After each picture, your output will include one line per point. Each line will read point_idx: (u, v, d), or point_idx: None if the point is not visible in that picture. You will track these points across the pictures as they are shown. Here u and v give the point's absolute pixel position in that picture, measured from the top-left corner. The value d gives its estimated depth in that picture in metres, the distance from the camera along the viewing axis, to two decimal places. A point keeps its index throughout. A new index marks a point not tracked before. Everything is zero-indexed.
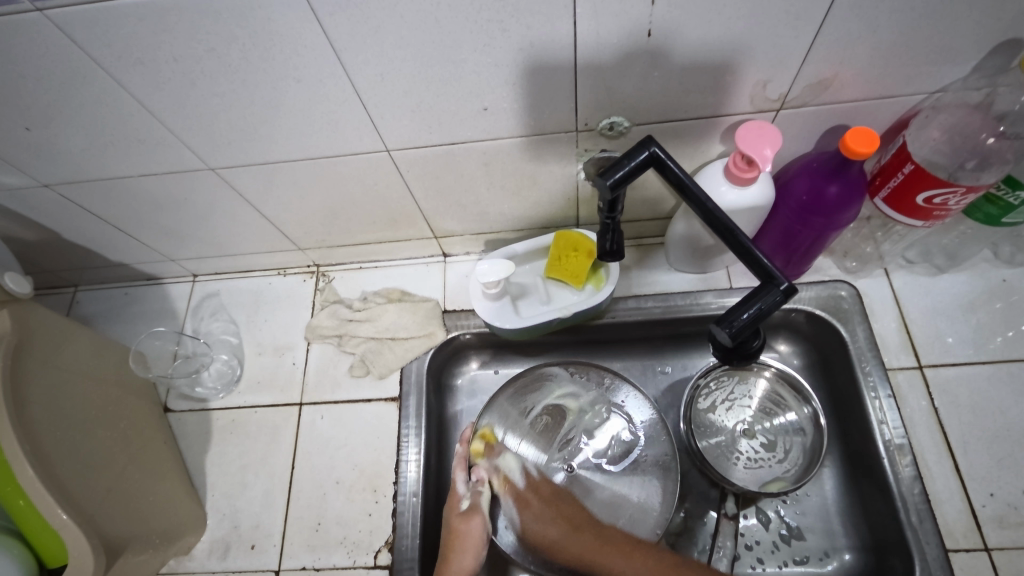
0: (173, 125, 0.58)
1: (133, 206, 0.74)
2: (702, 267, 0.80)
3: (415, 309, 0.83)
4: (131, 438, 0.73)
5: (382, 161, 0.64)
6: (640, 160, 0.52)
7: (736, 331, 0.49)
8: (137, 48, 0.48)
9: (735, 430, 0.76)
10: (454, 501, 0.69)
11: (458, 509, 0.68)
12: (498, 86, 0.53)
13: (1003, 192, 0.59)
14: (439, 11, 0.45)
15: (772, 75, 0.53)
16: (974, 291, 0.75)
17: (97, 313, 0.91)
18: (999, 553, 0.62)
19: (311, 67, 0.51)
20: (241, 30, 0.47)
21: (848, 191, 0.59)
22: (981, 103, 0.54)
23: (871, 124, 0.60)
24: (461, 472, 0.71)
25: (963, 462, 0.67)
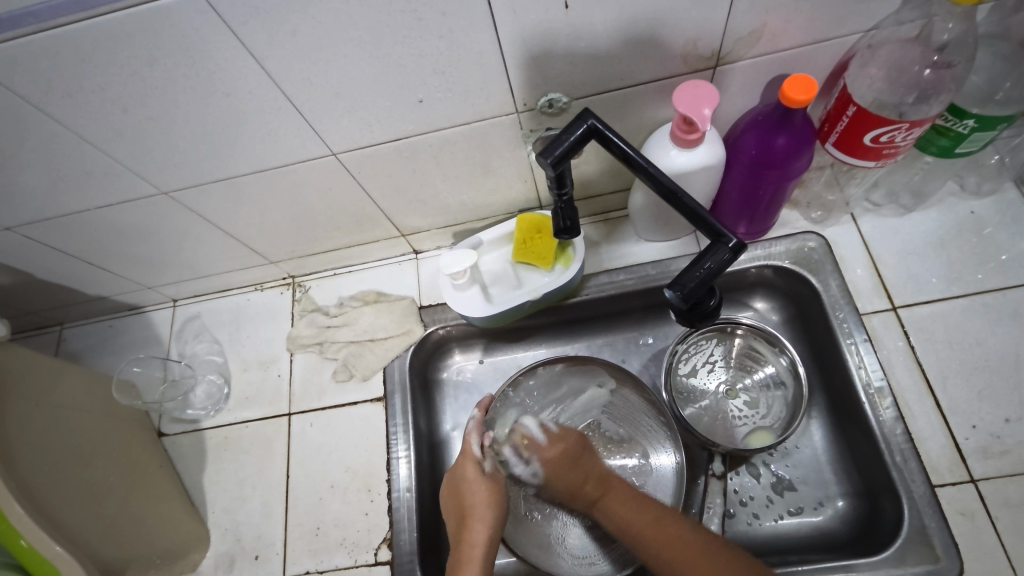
0: (116, 154, 0.59)
1: (98, 238, 0.75)
2: (670, 234, 0.80)
3: (392, 308, 0.83)
4: (128, 463, 0.74)
5: (331, 166, 0.65)
6: (579, 134, 0.51)
7: (688, 292, 0.50)
8: (62, 80, 0.49)
9: (718, 391, 0.77)
10: (468, 458, 0.70)
11: (473, 459, 0.70)
12: (428, 76, 0.53)
13: (951, 122, 0.58)
14: (351, 9, 0.45)
15: (699, 32, 0.52)
16: (944, 226, 0.74)
17: (84, 348, 0.92)
18: (985, 484, 0.63)
19: (238, 80, 0.51)
20: (158, 50, 0.47)
21: (796, 140, 0.58)
22: (919, 35, 0.52)
23: (811, 70, 0.59)
24: (475, 435, 0.71)
25: (943, 398, 0.67)
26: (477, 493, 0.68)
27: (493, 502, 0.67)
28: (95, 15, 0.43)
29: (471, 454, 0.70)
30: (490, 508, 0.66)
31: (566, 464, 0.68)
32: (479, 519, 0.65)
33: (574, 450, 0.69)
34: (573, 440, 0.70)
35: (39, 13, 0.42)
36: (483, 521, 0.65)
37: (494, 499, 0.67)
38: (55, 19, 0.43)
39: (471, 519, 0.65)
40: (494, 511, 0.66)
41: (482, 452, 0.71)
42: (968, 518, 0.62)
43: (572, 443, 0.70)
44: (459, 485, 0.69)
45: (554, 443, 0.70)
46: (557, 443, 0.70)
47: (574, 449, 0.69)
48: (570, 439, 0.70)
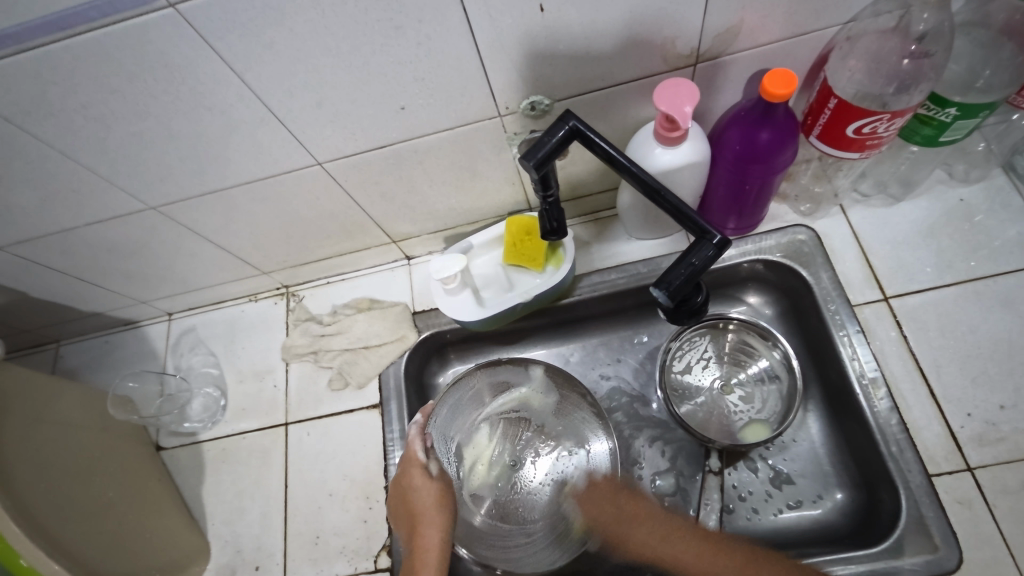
0: (102, 170, 0.59)
1: (90, 255, 0.75)
2: (660, 232, 0.80)
3: (385, 314, 0.83)
4: (126, 479, 0.74)
5: (318, 175, 0.65)
6: (561, 136, 0.52)
7: (674, 290, 0.50)
8: (45, 101, 0.49)
9: (713, 387, 0.77)
10: (413, 461, 0.65)
11: (418, 465, 0.65)
12: (409, 84, 0.53)
13: (934, 111, 0.58)
14: (328, 20, 0.45)
15: (677, 30, 0.52)
16: (933, 215, 0.74)
17: (81, 365, 0.93)
18: (981, 471, 0.62)
19: (219, 94, 0.51)
20: (139, 67, 0.47)
21: (779, 134, 0.58)
22: (897, 25, 0.52)
23: (792, 63, 0.59)
24: (416, 437, 0.67)
25: (937, 386, 0.67)
26: (425, 498, 0.63)
27: (444, 503, 0.62)
28: (73, 34, 0.43)
29: (415, 458, 0.65)
30: (441, 512, 0.61)
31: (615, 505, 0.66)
32: (430, 524, 0.60)
33: (614, 493, 0.68)
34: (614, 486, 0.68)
35: (17, 35, 0.43)
36: (434, 526, 0.59)
37: (445, 505, 0.62)
38: (33, 40, 0.43)
39: (423, 523, 0.60)
40: (444, 512, 0.61)
41: (427, 455, 0.66)
42: (966, 506, 0.61)
43: (616, 493, 0.67)
44: (406, 492, 0.64)
45: (595, 487, 0.69)
46: (601, 496, 0.68)
47: (613, 491, 0.68)
48: (612, 484, 0.68)
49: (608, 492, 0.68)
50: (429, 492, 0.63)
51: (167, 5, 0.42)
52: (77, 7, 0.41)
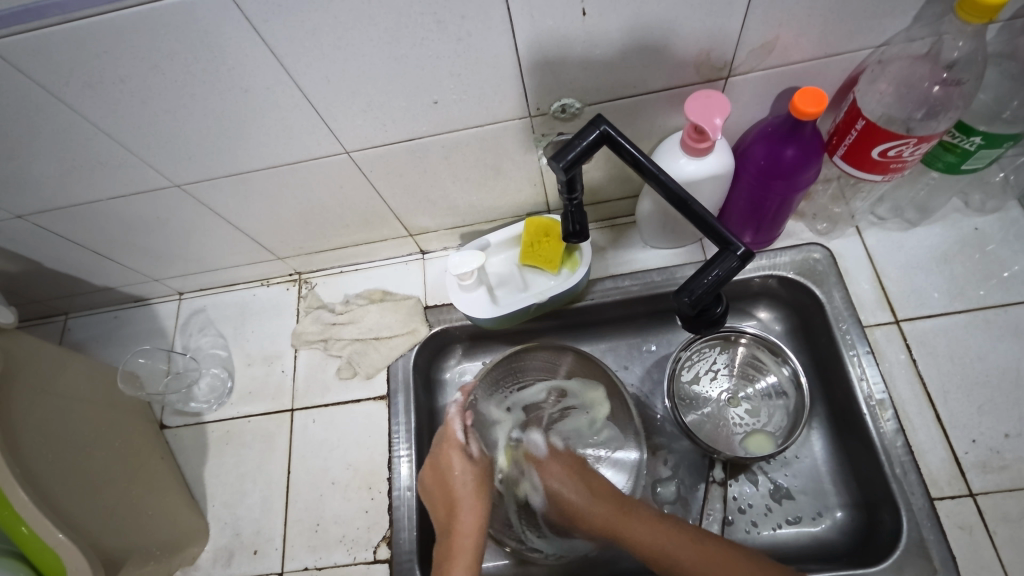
0: (131, 145, 0.59)
1: (108, 229, 0.75)
2: (676, 242, 0.80)
3: (397, 307, 0.83)
4: (131, 455, 0.74)
5: (343, 164, 0.65)
6: (592, 140, 0.52)
7: (696, 299, 0.50)
8: (85, 73, 0.50)
9: (720, 399, 0.77)
10: (449, 444, 0.69)
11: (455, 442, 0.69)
12: (444, 78, 0.54)
13: (958, 138, 0.59)
14: (373, 10, 0.46)
15: (713, 42, 0.53)
16: (947, 242, 0.75)
17: (89, 338, 0.93)
18: (984, 498, 0.63)
19: (257, 76, 0.52)
20: (181, 44, 0.47)
21: (805, 152, 0.59)
22: (929, 52, 0.53)
23: (821, 83, 0.60)
24: (457, 420, 0.71)
25: (944, 411, 0.67)
26: (463, 482, 0.67)
27: (481, 492, 0.66)
28: (120, 7, 0.44)
29: (454, 441, 0.69)
30: (480, 497, 0.65)
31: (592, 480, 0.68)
32: (468, 510, 0.64)
33: (581, 467, 0.70)
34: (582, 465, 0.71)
35: (65, 5, 0.43)
36: (472, 511, 0.64)
37: (480, 489, 0.66)
38: (81, 11, 0.44)
39: (460, 507, 0.65)
40: (482, 497, 0.66)
41: (465, 437, 0.70)
42: (966, 531, 0.62)
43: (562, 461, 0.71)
44: (443, 474, 0.68)
45: (555, 456, 0.72)
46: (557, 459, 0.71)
47: (577, 467, 0.70)
48: (568, 460, 0.71)
49: (568, 473, 0.69)
50: (464, 479, 0.67)
51: None
52: None
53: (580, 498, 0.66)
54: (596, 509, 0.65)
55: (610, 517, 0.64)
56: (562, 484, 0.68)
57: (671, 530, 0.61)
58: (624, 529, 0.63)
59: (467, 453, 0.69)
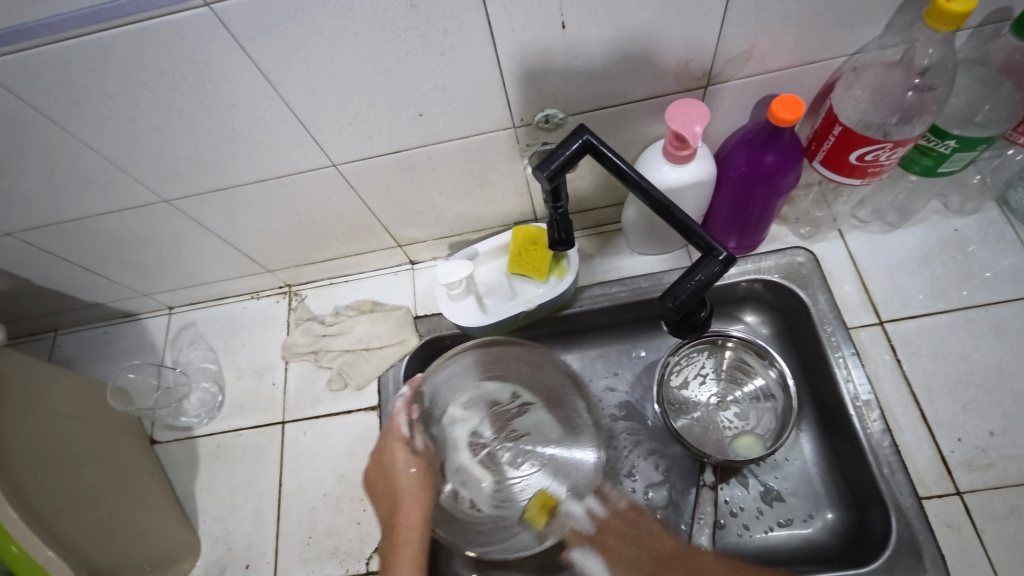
0: (119, 162, 0.60)
1: (97, 244, 0.75)
2: (662, 248, 0.81)
3: (387, 317, 0.84)
4: (121, 472, 0.74)
5: (331, 176, 0.66)
6: (574, 149, 0.53)
7: (680, 303, 0.51)
8: (72, 91, 0.50)
9: (710, 403, 0.77)
10: (393, 436, 0.69)
11: (400, 437, 0.69)
12: (429, 92, 0.55)
13: (934, 142, 0.60)
14: (356, 26, 0.47)
15: (692, 53, 0.54)
16: (929, 243, 0.76)
17: (79, 354, 0.92)
18: (970, 496, 0.64)
19: (244, 92, 0.52)
20: (167, 62, 0.48)
21: (785, 157, 0.60)
22: (902, 59, 0.55)
23: (798, 91, 0.61)
24: (402, 414, 0.69)
25: (929, 411, 0.68)
26: (404, 477, 0.68)
27: (424, 489, 0.67)
28: (107, 27, 0.44)
29: (398, 435, 0.69)
30: (424, 491, 0.67)
31: (631, 544, 0.67)
32: (411, 505, 0.66)
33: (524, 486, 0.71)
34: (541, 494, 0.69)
35: (52, 25, 0.44)
36: (416, 505, 0.66)
37: (426, 481, 0.68)
38: (67, 30, 0.44)
39: (404, 500, 0.67)
40: (425, 491, 0.67)
41: (410, 430, 0.69)
42: (955, 530, 0.63)
43: (622, 522, 0.69)
44: (387, 469, 0.69)
45: (614, 514, 0.69)
46: (621, 518, 0.69)
47: (626, 527, 0.69)
48: (622, 504, 0.71)
49: (621, 535, 0.68)
50: (406, 475, 0.67)
51: (202, 4, 0.43)
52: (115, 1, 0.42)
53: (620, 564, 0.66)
54: (642, 563, 0.65)
55: (664, 555, 0.66)
56: (618, 562, 0.66)
57: (719, 565, 0.64)
58: (685, 575, 0.63)
59: (412, 448, 0.69)
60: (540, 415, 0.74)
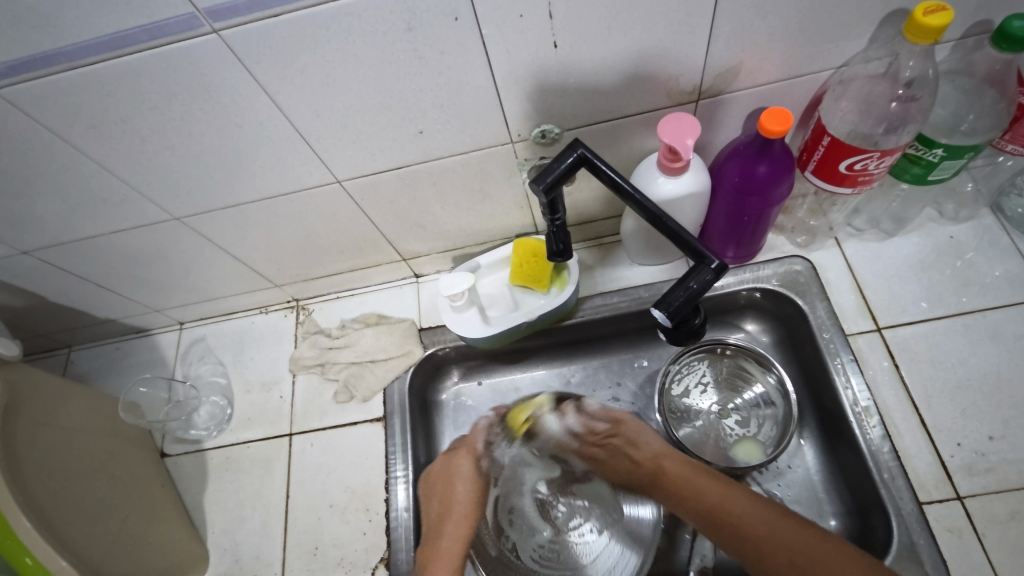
0: (134, 181, 0.62)
1: (111, 262, 0.78)
2: (661, 258, 0.82)
3: (392, 330, 0.85)
4: (131, 484, 0.75)
5: (336, 193, 0.68)
6: (569, 163, 0.55)
7: (674, 311, 0.53)
8: (91, 115, 0.53)
9: (711, 411, 0.78)
10: (467, 446, 0.80)
11: (472, 449, 0.80)
12: (428, 110, 0.57)
13: (922, 150, 0.62)
14: (358, 49, 0.49)
15: (681, 68, 0.56)
16: (924, 250, 0.77)
17: (92, 370, 0.95)
18: (971, 501, 0.64)
19: (251, 113, 0.55)
20: (180, 86, 0.51)
21: (776, 168, 0.62)
22: (887, 71, 0.56)
23: (788, 103, 0.63)
24: (484, 428, 0.82)
25: (928, 416, 0.68)
26: (462, 490, 0.77)
27: (470, 512, 0.76)
28: (122, 54, 0.47)
29: (472, 449, 0.80)
30: (470, 512, 0.76)
31: (619, 453, 0.77)
32: (456, 520, 0.75)
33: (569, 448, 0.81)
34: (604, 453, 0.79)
35: (73, 53, 0.46)
36: (460, 524, 0.75)
37: (480, 492, 0.79)
38: (87, 58, 0.47)
39: (446, 518, 0.74)
40: (472, 513, 0.77)
41: (483, 448, 0.81)
42: (956, 535, 0.63)
43: (604, 426, 0.79)
44: (447, 477, 0.77)
45: (614, 426, 0.78)
46: (590, 431, 0.80)
47: (619, 444, 0.77)
48: (631, 425, 0.77)
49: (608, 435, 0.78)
50: (461, 489, 0.77)
51: (211, 31, 0.46)
52: (130, 30, 0.45)
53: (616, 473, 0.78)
54: (666, 495, 0.71)
55: (685, 490, 0.70)
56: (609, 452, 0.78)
57: (745, 496, 0.66)
58: (695, 493, 0.69)
59: (476, 462, 0.80)
60: (599, 486, 0.81)
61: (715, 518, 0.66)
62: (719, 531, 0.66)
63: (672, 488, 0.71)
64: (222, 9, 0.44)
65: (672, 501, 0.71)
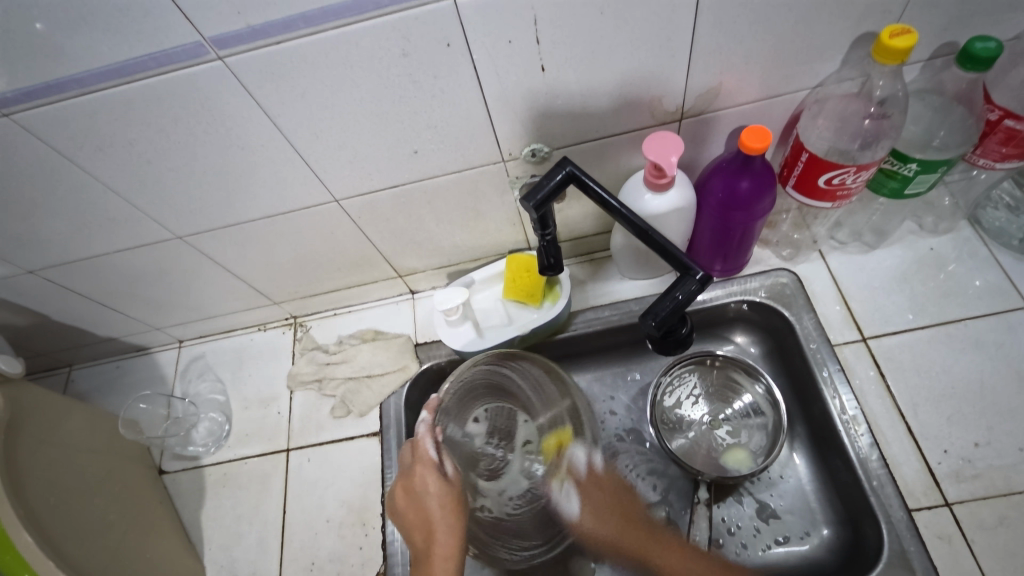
0: (138, 202, 0.64)
1: (114, 280, 0.79)
2: (651, 272, 0.84)
3: (388, 345, 0.87)
4: (128, 501, 0.76)
5: (334, 211, 0.70)
6: (558, 180, 0.57)
7: (661, 320, 0.54)
8: (97, 138, 0.55)
9: (703, 422, 0.79)
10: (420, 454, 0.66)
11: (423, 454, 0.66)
12: (422, 131, 0.59)
13: (897, 165, 0.64)
14: (355, 75, 0.52)
15: (664, 89, 0.59)
16: (906, 261, 0.79)
17: (91, 389, 0.96)
18: (959, 507, 0.65)
19: (253, 136, 0.57)
20: (185, 110, 0.53)
21: (758, 183, 0.64)
22: (860, 91, 0.59)
23: (768, 121, 0.66)
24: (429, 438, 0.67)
25: (915, 423, 0.70)
26: (434, 502, 0.63)
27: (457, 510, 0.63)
28: (132, 81, 0.49)
29: (427, 459, 0.66)
30: (457, 516, 0.62)
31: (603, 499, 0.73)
32: (445, 530, 0.61)
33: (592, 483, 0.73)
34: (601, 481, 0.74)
35: (84, 80, 0.49)
36: (450, 532, 0.60)
37: (457, 507, 0.63)
38: (98, 84, 0.49)
39: (434, 528, 0.61)
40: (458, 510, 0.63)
41: (438, 454, 0.66)
42: (945, 541, 0.63)
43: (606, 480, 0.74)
44: (415, 494, 0.65)
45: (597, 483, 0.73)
46: (596, 484, 0.73)
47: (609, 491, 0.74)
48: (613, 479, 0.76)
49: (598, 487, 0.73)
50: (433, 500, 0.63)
51: (217, 59, 0.48)
52: (139, 58, 0.47)
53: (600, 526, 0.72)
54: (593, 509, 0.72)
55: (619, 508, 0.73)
56: (591, 511, 0.72)
57: (681, 551, 0.70)
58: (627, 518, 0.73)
59: (438, 467, 0.65)
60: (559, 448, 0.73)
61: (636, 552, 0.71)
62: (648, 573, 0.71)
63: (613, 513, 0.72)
64: (227, 37, 0.47)
65: (605, 515, 0.72)
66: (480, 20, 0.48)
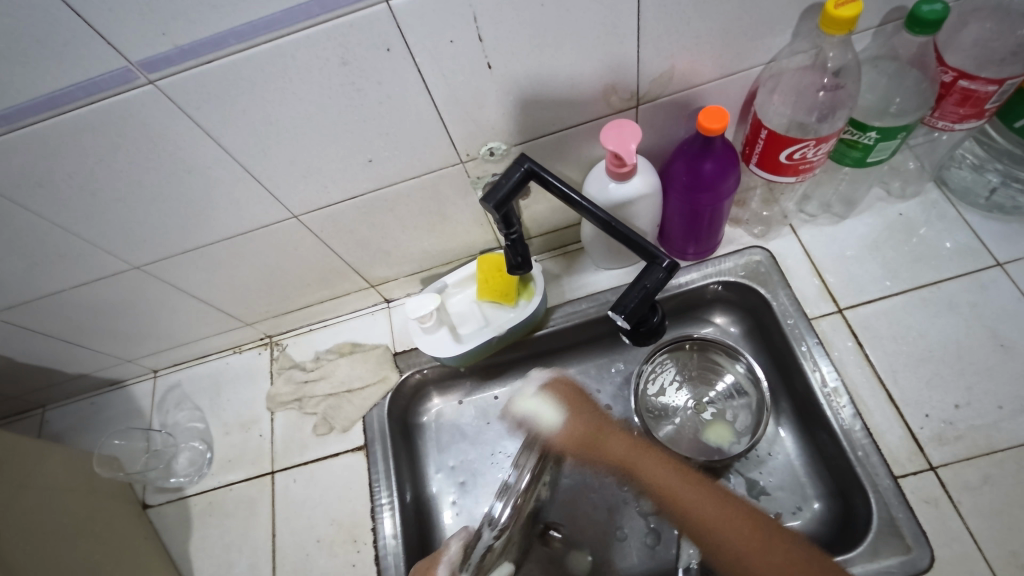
0: (86, 235, 0.62)
1: (76, 316, 0.77)
2: (625, 261, 0.83)
3: (367, 357, 0.85)
4: (113, 538, 0.74)
5: (294, 227, 0.69)
6: (517, 178, 0.56)
7: (630, 312, 0.54)
8: (33, 173, 0.53)
9: (688, 407, 0.79)
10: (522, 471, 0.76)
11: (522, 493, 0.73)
12: (374, 139, 0.58)
13: (856, 135, 0.64)
14: (295, 87, 0.50)
15: (616, 77, 0.58)
16: (876, 229, 0.79)
17: (66, 428, 0.93)
18: (944, 470, 0.65)
19: (198, 157, 0.55)
20: (121, 138, 0.51)
21: (720, 165, 0.63)
22: (813, 62, 0.59)
23: (726, 100, 0.65)
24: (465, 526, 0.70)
25: (895, 390, 0.70)
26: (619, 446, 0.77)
27: (704, 486, 0.70)
28: (61, 112, 0.47)
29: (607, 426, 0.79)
30: (698, 488, 0.70)
31: (585, 411, 0.80)
32: (692, 499, 0.70)
33: (579, 400, 0.81)
34: (580, 395, 0.82)
35: (10, 116, 0.47)
36: (693, 500, 0.69)
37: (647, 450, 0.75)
38: (24, 119, 0.47)
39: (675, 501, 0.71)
40: (694, 487, 0.70)
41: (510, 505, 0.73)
42: (932, 505, 0.64)
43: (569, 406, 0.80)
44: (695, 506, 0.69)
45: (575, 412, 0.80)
46: (580, 403, 0.81)
47: (578, 402, 0.81)
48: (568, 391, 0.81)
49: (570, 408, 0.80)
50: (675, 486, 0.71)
51: (147, 83, 0.46)
52: (64, 89, 0.45)
53: (578, 425, 0.79)
54: (573, 428, 0.79)
55: (587, 436, 0.79)
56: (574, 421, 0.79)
57: (683, 471, 0.72)
58: (601, 444, 0.78)
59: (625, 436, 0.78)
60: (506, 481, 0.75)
61: (666, 494, 0.72)
62: (664, 531, 0.73)
63: (591, 425, 0.79)
64: (156, 60, 0.45)
65: (587, 424, 0.79)
66: (419, 21, 0.47)
